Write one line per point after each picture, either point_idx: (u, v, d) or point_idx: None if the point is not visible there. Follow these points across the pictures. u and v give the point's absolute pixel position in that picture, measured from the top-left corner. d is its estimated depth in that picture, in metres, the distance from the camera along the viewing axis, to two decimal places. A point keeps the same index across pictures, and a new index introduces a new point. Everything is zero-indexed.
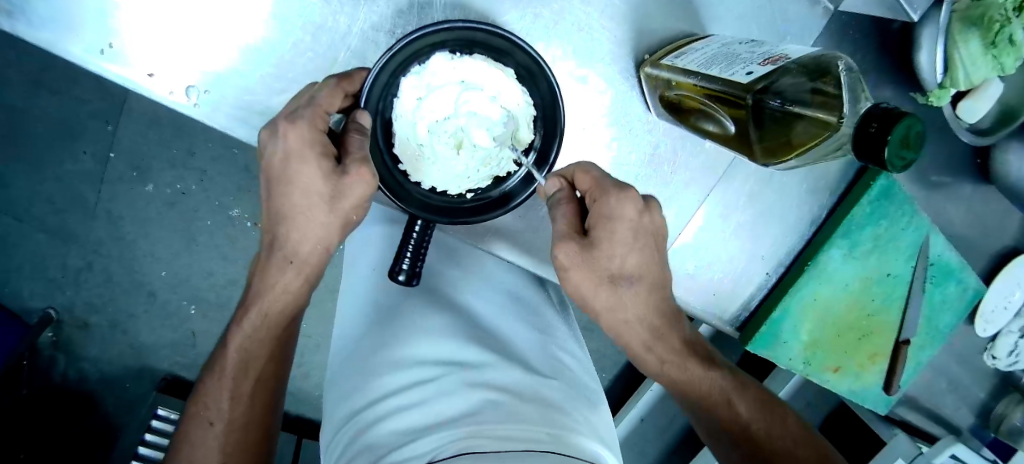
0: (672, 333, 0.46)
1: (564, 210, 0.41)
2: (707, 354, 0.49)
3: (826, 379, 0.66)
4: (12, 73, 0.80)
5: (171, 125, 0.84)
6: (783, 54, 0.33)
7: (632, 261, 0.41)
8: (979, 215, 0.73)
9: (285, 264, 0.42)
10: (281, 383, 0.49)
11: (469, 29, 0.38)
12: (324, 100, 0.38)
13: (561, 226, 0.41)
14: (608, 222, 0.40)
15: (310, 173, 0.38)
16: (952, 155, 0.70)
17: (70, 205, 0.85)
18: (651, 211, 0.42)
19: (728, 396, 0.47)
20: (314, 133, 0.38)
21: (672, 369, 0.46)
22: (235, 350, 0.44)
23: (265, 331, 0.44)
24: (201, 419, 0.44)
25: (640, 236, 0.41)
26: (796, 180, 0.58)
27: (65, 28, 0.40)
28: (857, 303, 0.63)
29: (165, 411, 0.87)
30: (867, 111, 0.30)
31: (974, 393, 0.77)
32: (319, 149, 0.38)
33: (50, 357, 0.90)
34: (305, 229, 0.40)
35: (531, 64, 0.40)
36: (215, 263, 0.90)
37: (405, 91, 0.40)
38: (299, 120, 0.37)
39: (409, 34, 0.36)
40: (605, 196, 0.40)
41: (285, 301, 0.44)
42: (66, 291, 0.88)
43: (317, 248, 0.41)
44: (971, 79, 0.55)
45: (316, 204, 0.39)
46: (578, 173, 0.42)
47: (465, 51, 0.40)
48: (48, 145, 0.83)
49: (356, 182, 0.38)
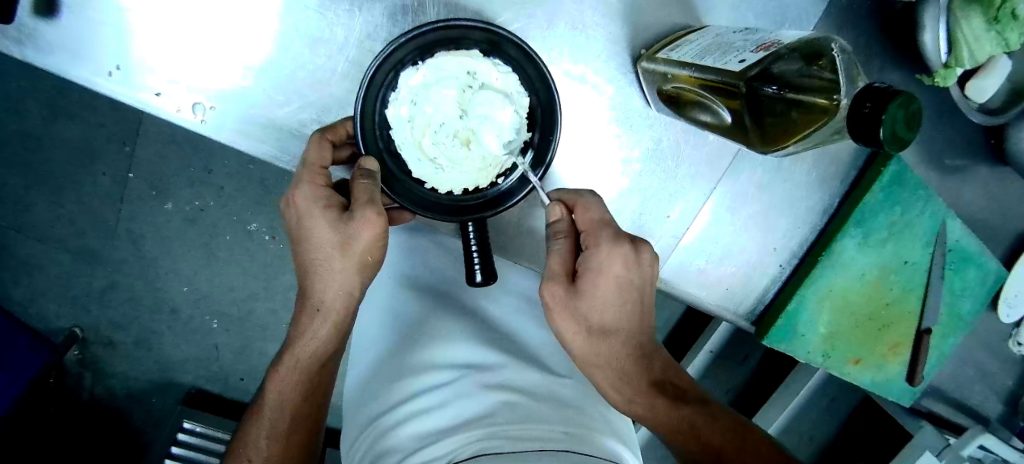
0: (641, 373, 0.45)
1: (561, 248, 0.42)
2: (678, 390, 0.46)
3: (846, 372, 0.64)
4: (32, 101, 0.83)
5: (188, 143, 0.87)
6: (775, 40, 0.33)
7: (611, 314, 0.42)
8: (998, 197, 0.71)
9: (314, 312, 0.43)
10: (319, 427, 0.48)
11: (421, 35, 0.38)
12: (315, 156, 0.40)
13: (556, 265, 0.42)
14: (593, 276, 0.40)
15: (320, 228, 0.40)
16: (967, 136, 0.68)
17: (92, 226, 0.88)
18: (640, 258, 0.42)
19: (698, 432, 0.43)
20: (316, 190, 0.40)
21: (639, 410, 0.44)
22: (271, 394, 0.45)
23: (296, 374, 0.45)
24: (240, 459, 0.44)
25: (623, 291, 0.41)
26: (804, 169, 0.57)
27: (73, 53, 0.42)
28: (876, 291, 0.62)
29: (191, 424, 0.89)
30: (861, 91, 0.30)
31: (1001, 381, 0.75)
32: (323, 202, 0.40)
33: (77, 375, 0.92)
34: (327, 278, 0.41)
35: (492, 37, 0.40)
36: (235, 277, 0.92)
37: (395, 113, 0.41)
38: (300, 183, 0.40)
39: (370, 64, 0.37)
40: (597, 244, 0.40)
41: (316, 346, 0.44)
42: (90, 309, 0.91)
43: (340, 293, 0.42)
44: (974, 55, 0.54)
45: (331, 255, 0.40)
46: (580, 209, 0.42)
47: (426, 56, 0.40)
48: (69, 170, 0.86)
49: (362, 224, 0.38)
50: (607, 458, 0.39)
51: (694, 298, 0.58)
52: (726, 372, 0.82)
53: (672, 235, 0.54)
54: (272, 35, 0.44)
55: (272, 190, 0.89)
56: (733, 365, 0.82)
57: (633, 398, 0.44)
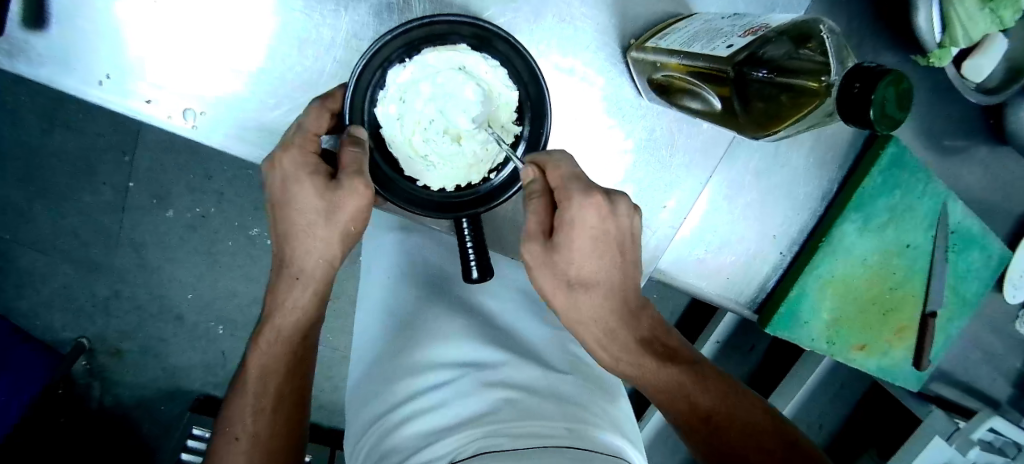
0: (627, 330, 0.45)
1: (537, 206, 0.40)
2: (666, 348, 0.47)
3: (852, 358, 0.64)
4: (31, 114, 0.84)
5: (186, 150, 0.87)
6: (764, 23, 0.33)
7: (590, 266, 0.41)
8: (1000, 177, 0.70)
9: (293, 280, 0.43)
10: (305, 401, 0.48)
11: (407, 32, 0.38)
12: (312, 123, 0.39)
13: (533, 222, 0.40)
14: (569, 230, 0.39)
15: (304, 194, 0.39)
16: (967, 117, 0.68)
17: (94, 237, 0.89)
18: (616, 210, 0.40)
19: (686, 392, 0.44)
20: (305, 155, 0.40)
21: (628, 369, 0.45)
22: (253, 364, 0.45)
23: (280, 345, 0.45)
24: (227, 436, 0.44)
25: (600, 244, 0.40)
26: (801, 154, 0.57)
27: (64, 64, 0.42)
28: (879, 275, 0.61)
29: (200, 430, 0.89)
30: (853, 70, 0.29)
31: (1010, 363, 0.75)
32: (311, 169, 0.39)
33: (86, 385, 0.92)
34: (308, 246, 0.41)
35: (479, 30, 0.40)
36: (238, 282, 0.93)
37: (384, 112, 0.40)
38: (290, 147, 0.39)
39: (357, 62, 0.36)
40: (569, 198, 0.38)
41: (297, 316, 0.44)
42: (96, 319, 0.91)
43: (320, 262, 0.42)
44: (969, 33, 0.54)
45: (314, 221, 0.40)
46: (550, 165, 0.39)
47: (413, 53, 0.40)
48: (70, 181, 0.86)
49: (349, 193, 0.38)
50: (611, 455, 0.38)
51: (694, 289, 0.58)
52: (733, 363, 0.82)
53: (670, 226, 0.53)
54: (260, 38, 0.44)
55: None
56: (740, 356, 0.82)
57: (621, 356, 0.45)
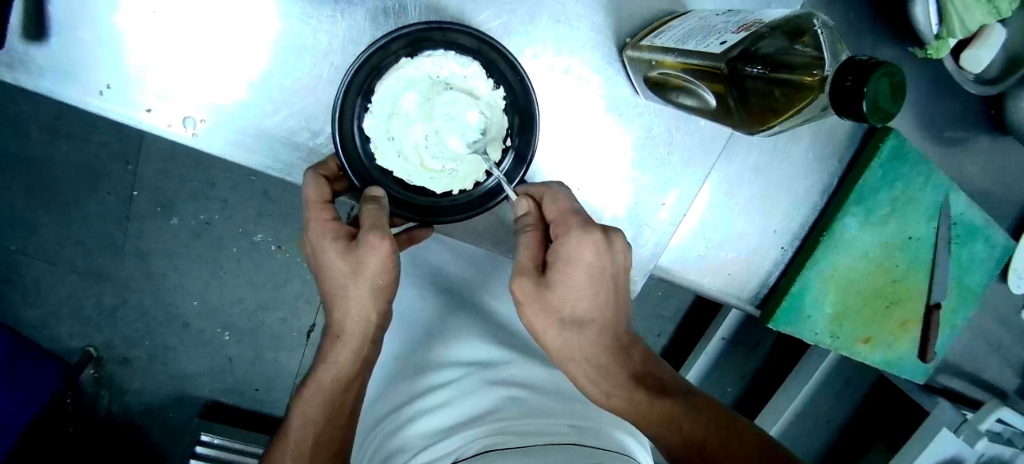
0: (619, 366, 0.45)
1: (529, 240, 0.42)
2: (655, 382, 0.46)
3: (857, 352, 0.64)
4: (34, 125, 0.84)
5: (189, 158, 0.87)
6: (757, 19, 0.33)
7: (585, 304, 0.41)
8: (1002, 166, 0.70)
9: (335, 339, 0.43)
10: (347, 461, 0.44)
11: (354, 80, 0.38)
12: (315, 194, 0.40)
13: (525, 257, 0.41)
14: (563, 265, 0.39)
15: (331, 260, 0.40)
16: (968, 108, 0.67)
17: (99, 246, 0.89)
18: (611, 246, 0.41)
19: (678, 421, 0.43)
20: (323, 226, 0.40)
21: (619, 404, 0.43)
22: (296, 417, 0.43)
23: (321, 394, 0.42)
24: None
25: (597, 280, 0.41)
26: (800, 149, 0.57)
27: (64, 74, 0.43)
28: (881, 269, 0.61)
29: (209, 436, 0.90)
30: (844, 64, 0.29)
31: (1016, 353, 0.74)
32: (331, 235, 0.40)
33: (94, 393, 0.93)
34: (345, 307, 0.41)
35: (418, 34, 0.39)
36: (245, 288, 0.93)
37: (384, 158, 0.41)
38: (310, 222, 0.41)
39: (333, 142, 0.38)
40: (567, 233, 0.39)
41: (337, 370, 0.42)
42: (103, 328, 0.92)
43: (360, 319, 0.42)
44: (966, 23, 0.54)
45: (346, 284, 0.40)
46: (548, 199, 0.42)
47: (369, 96, 0.40)
48: (73, 191, 0.87)
49: (371, 250, 0.38)
50: (617, 450, 0.38)
51: (700, 286, 0.58)
52: (739, 360, 0.83)
53: (670, 223, 0.53)
54: (261, 45, 0.44)
55: (276, 201, 0.90)
56: (746, 352, 0.82)
57: (612, 391, 0.43)
